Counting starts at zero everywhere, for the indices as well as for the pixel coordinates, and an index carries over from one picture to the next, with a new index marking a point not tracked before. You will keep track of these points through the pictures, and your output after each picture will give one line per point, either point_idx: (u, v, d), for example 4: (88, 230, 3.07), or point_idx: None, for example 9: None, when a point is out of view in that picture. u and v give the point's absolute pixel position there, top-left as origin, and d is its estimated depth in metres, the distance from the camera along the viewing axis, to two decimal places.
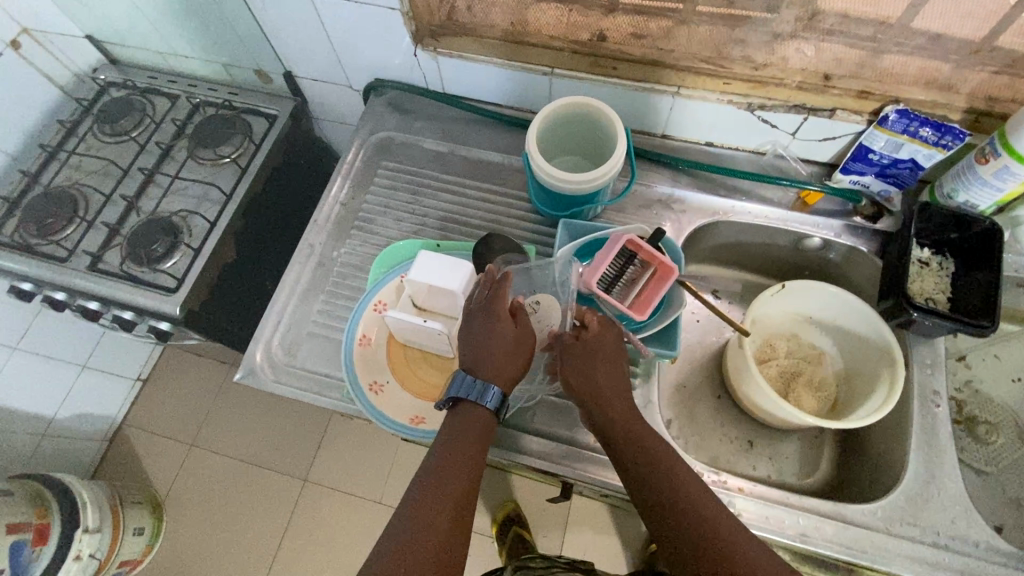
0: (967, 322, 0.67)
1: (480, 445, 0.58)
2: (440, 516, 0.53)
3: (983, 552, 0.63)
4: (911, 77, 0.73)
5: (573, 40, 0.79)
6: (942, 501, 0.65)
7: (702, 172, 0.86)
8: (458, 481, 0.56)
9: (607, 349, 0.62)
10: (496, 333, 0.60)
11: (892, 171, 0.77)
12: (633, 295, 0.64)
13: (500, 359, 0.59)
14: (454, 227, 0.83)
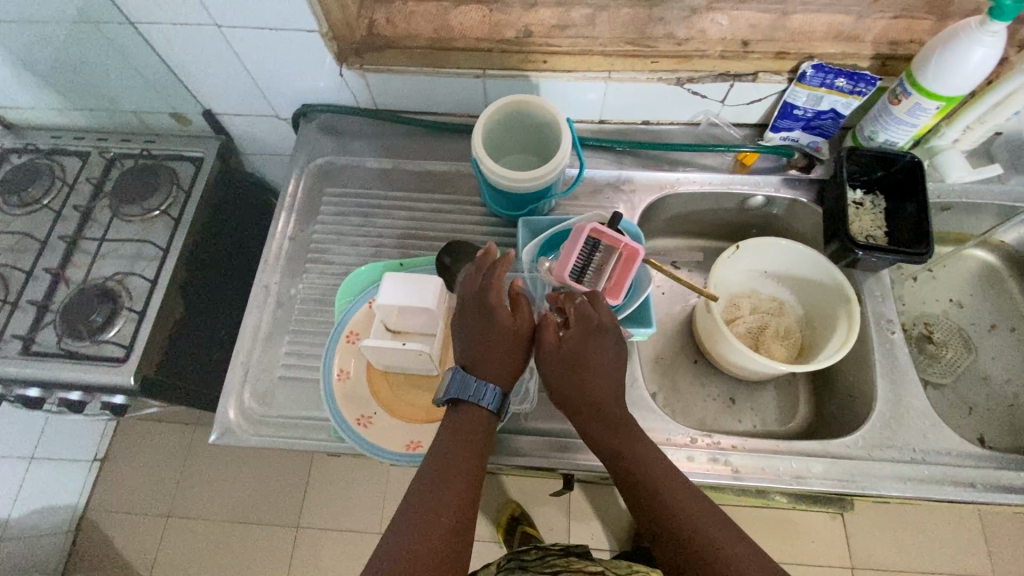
0: (906, 251, 0.72)
1: (482, 445, 0.58)
2: (442, 518, 0.53)
3: (954, 458, 0.68)
4: (820, 33, 0.77)
5: (499, 39, 0.79)
6: (913, 419, 0.70)
7: (644, 150, 0.88)
8: (460, 483, 0.56)
9: (588, 355, 0.60)
10: (494, 327, 0.60)
11: (817, 122, 0.82)
12: (607, 280, 0.64)
13: (496, 357, 0.59)
14: (412, 243, 0.82)
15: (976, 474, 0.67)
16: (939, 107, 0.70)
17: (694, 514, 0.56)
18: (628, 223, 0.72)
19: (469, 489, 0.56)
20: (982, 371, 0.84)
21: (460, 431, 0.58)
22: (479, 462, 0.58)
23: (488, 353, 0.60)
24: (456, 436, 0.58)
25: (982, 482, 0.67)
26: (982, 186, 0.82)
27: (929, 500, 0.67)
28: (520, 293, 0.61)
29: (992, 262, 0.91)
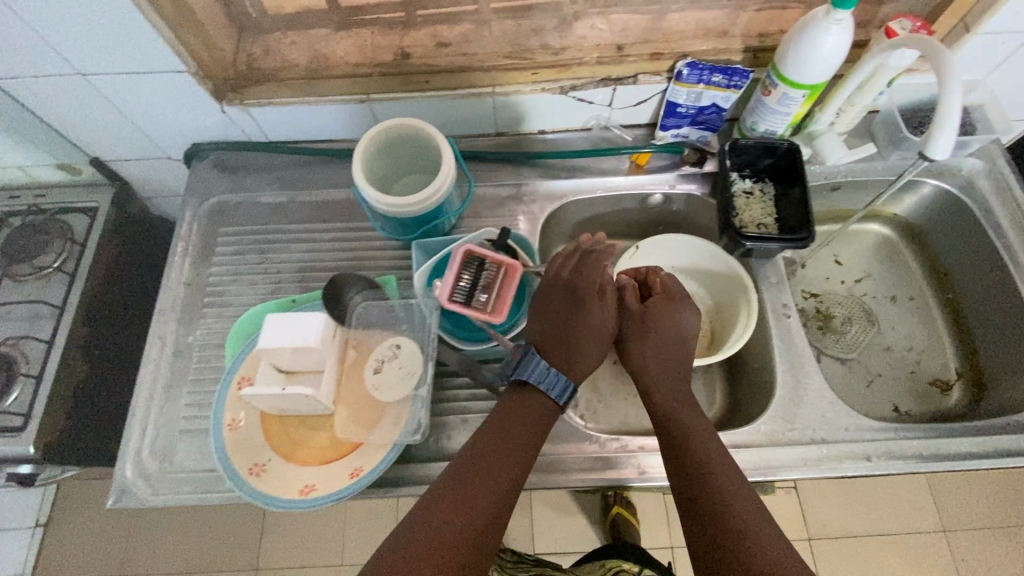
0: (791, 237, 0.74)
1: (533, 428, 0.62)
2: (474, 502, 0.56)
3: (853, 435, 0.70)
4: (691, 32, 0.79)
5: (378, 63, 0.78)
6: (811, 400, 0.72)
7: (542, 159, 0.88)
8: (505, 468, 0.59)
9: (669, 327, 0.73)
10: (585, 316, 0.70)
11: (703, 117, 0.83)
12: (501, 291, 0.64)
13: (591, 339, 0.70)
14: (313, 276, 0.81)
15: (875, 448, 0.69)
16: (805, 95, 0.72)
17: (731, 490, 0.60)
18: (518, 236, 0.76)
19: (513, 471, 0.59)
20: (883, 341, 0.88)
21: (522, 412, 0.62)
22: (522, 449, 0.60)
23: (576, 334, 0.70)
24: (513, 416, 0.62)
25: (880, 455, 0.68)
26: (865, 165, 0.84)
27: (834, 479, 0.68)
28: (608, 286, 0.72)
29: (888, 234, 0.94)
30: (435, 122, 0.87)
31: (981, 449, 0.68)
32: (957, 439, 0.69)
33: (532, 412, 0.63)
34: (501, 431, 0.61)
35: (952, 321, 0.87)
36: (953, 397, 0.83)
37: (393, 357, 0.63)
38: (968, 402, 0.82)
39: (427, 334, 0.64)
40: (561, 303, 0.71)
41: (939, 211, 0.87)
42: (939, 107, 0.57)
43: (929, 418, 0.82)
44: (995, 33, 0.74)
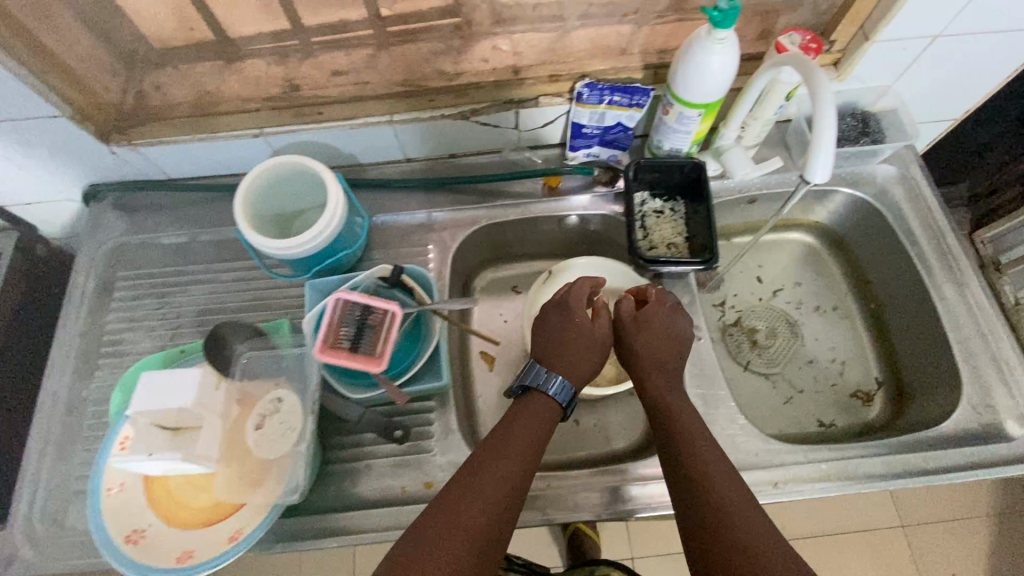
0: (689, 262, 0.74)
1: (546, 428, 0.63)
2: (488, 499, 0.55)
3: (761, 460, 0.69)
4: (589, 51, 0.77)
5: (266, 97, 0.75)
6: (721, 425, 0.71)
7: (453, 185, 0.86)
8: (511, 466, 0.58)
9: (663, 330, 0.69)
10: (574, 328, 0.69)
11: (610, 137, 0.81)
12: (383, 336, 0.61)
13: (581, 352, 0.68)
14: (214, 320, 0.78)
15: (783, 472, 0.67)
16: (701, 114, 0.70)
17: (726, 491, 0.56)
18: (417, 269, 0.70)
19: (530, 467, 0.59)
20: (806, 353, 0.87)
21: (534, 413, 0.64)
22: (538, 448, 0.61)
23: (565, 346, 0.68)
24: (526, 417, 0.63)
25: (788, 480, 0.67)
26: (779, 176, 0.83)
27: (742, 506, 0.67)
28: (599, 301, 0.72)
29: (811, 242, 0.93)
30: (339, 153, 0.84)
31: (888, 468, 0.67)
32: (864, 459, 0.67)
33: (544, 414, 0.64)
34: (517, 429, 0.61)
35: (874, 329, 0.86)
36: (875, 408, 0.83)
37: (275, 411, 0.61)
38: (889, 413, 0.81)
39: (308, 386, 0.62)
40: (554, 321, 0.71)
41: (858, 219, 0.86)
42: (817, 134, 0.56)
43: (851, 431, 0.82)
44: (895, 40, 0.72)
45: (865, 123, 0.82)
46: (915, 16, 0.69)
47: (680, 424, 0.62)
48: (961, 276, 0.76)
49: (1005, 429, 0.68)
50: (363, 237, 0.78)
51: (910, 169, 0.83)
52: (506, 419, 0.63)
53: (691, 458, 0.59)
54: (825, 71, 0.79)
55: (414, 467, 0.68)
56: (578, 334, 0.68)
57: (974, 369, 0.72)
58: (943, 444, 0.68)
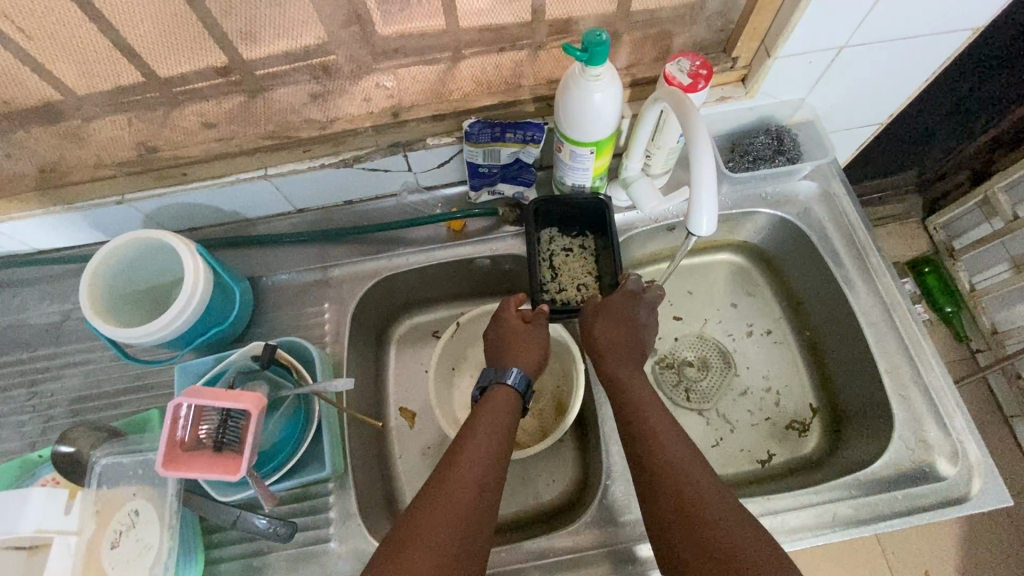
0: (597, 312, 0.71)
1: (509, 419, 0.61)
2: (460, 485, 0.52)
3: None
4: (474, 86, 0.71)
5: (120, 162, 0.68)
6: None
7: (348, 237, 0.79)
8: (482, 455, 0.55)
9: (621, 306, 0.67)
10: (513, 330, 0.68)
11: (510, 174, 0.75)
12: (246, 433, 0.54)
13: (521, 348, 0.66)
14: (88, 407, 0.71)
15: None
16: (593, 152, 0.65)
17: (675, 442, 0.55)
18: (288, 338, 0.66)
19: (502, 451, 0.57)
20: (740, 383, 0.82)
21: (497, 405, 0.61)
22: (507, 434, 0.59)
23: (508, 346, 0.67)
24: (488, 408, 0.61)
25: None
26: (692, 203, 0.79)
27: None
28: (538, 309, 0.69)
29: (741, 262, 0.88)
30: (221, 211, 0.77)
31: (819, 520, 0.63)
32: (793, 512, 0.63)
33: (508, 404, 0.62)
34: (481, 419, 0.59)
35: (809, 353, 0.82)
36: (813, 439, 0.78)
37: (131, 526, 0.55)
38: (827, 444, 0.77)
39: (167, 492, 0.57)
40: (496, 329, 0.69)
41: (783, 240, 0.81)
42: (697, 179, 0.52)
43: (790, 465, 0.77)
44: (799, 54, 0.67)
45: (780, 140, 0.76)
46: (814, 30, 0.64)
47: (624, 401, 0.61)
48: (887, 297, 0.72)
49: (937, 467, 0.64)
50: (245, 307, 0.73)
51: (830, 185, 0.79)
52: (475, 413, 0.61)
53: (638, 425, 0.58)
54: (732, 88, 0.74)
55: (310, 560, 0.62)
56: (514, 332, 0.67)
57: (905, 402, 0.67)
58: (876, 488, 0.64)
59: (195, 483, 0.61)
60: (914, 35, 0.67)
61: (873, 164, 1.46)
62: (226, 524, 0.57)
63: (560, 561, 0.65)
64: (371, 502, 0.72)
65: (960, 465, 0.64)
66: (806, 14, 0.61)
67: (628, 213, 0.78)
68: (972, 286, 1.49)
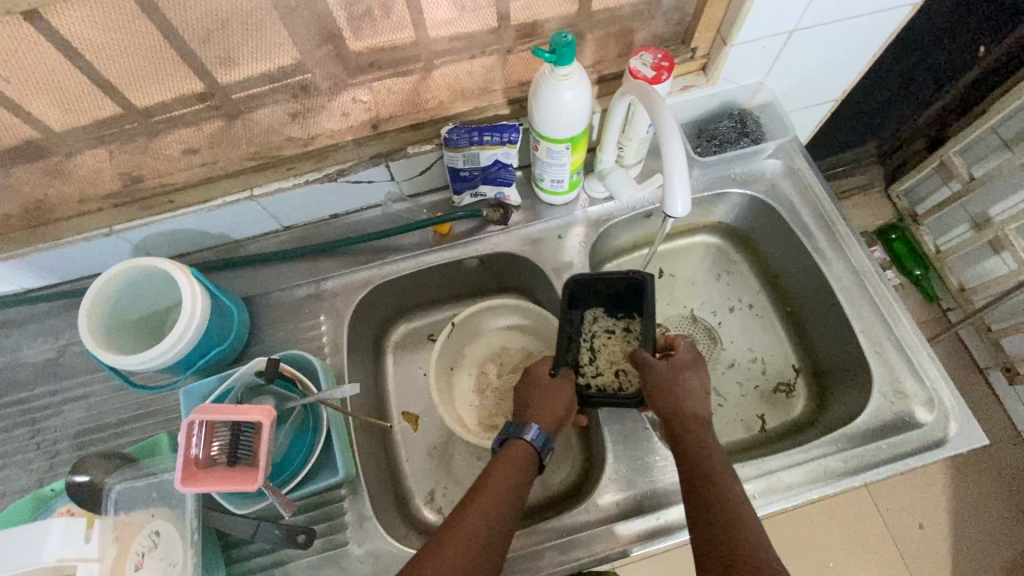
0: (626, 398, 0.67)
1: (524, 476, 0.61)
2: (476, 529, 0.54)
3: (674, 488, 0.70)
4: (447, 95, 0.74)
5: (108, 194, 0.70)
6: None
7: (339, 249, 0.81)
8: (488, 515, 0.56)
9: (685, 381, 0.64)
10: (541, 388, 0.67)
11: (490, 175, 0.78)
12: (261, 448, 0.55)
13: (547, 407, 0.65)
14: (93, 439, 0.71)
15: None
16: (569, 147, 0.68)
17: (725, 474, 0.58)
18: (291, 352, 0.68)
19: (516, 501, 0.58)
20: (727, 357, 0.86)
21: (513, 460, 0.61)
22: (518, 490, 0.59)
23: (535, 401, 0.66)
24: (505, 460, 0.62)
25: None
26: None
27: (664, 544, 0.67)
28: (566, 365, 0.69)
29: (717, 242, 0.92)
30: (210, 235, 0.78)
31: (811, 475, 0.66)
32: (786, 470, 0.66)
33: (523, 457, 0.62)
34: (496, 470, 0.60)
35: (790, 324, 0.86)
36: (800, 404, 0.82)
37: (151, 548, 0.57)
38: (813, 409, 0.81)
39: (186, 509, 0.58)
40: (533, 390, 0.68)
41: (755, 217, 0.85)
42: (668, 161, 0.55)
43: (780, 431, 0.81)
44: (753, 40, 0.71)
45: (743, 123, 0.81)
46: (764, 18, 0.68)
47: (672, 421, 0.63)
48: (857, 262, 0.76)
49: (916, 415, 0.68)
50: (241, 326, 0.74)
51: (794, 161, 0.83)
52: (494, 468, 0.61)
53: (691, 445, 0.61)
54: (693, 77, 0.78)
55: (331, 564, 0.64)
56: (546, 390, 0.66)
57: (882, 357, 0.71)
58: (861, 441, 0.68)
59: (210, 500, 0.63)
60: (858, 15, 0.72)
61: (834, 139, 1.52)
62: (245, 536, 0.59)
63: (571, 541, 0.68)
64: (383, 504, 0.74)
65: (936, 410, 0.68)
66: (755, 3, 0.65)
67: (607, 202, 0.82)
68: (937, 247, 1.57)
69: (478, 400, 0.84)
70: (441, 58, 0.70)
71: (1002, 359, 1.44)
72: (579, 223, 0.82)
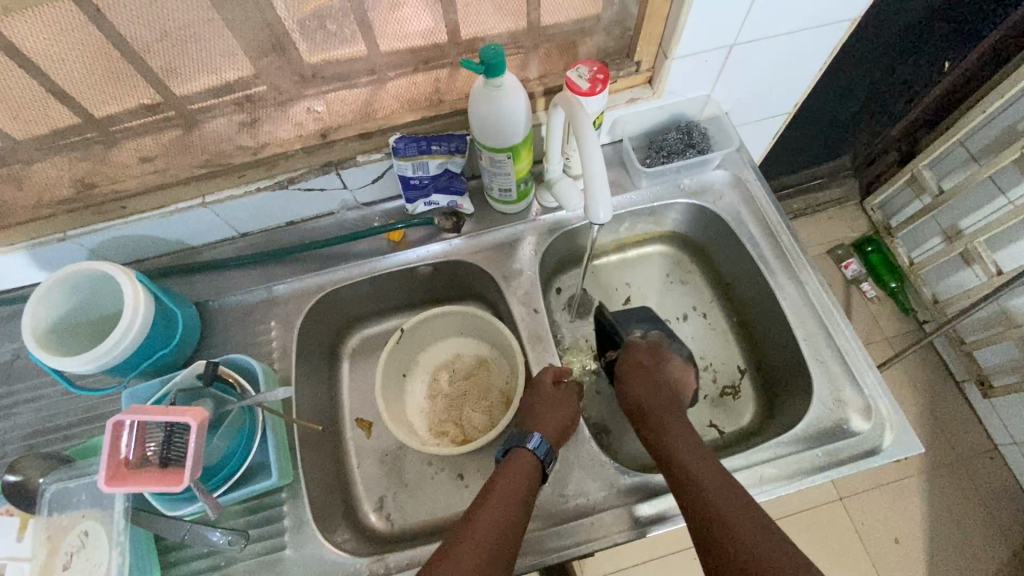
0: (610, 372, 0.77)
1: (529, 483, 0.63)
2: (490, 526, 0.58)
3: (618, 492, 0.69)
4: (397, 105, 0.75)
5: (59, 200, 0.71)
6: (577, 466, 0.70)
7: (292, 256, 0.82)
8: (503, 513, 0.59)
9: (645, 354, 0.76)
10: (540, 398, 0.72)
11: (441, 183, 0.79)
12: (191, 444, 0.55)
13: (547, 416, 0.69)
14: (40, 442, 0.72)
15: (659, 500, 0.68)
16: (510, 156, 0.70)
17: (721, 490, 0.58)
18: (237, 357, 0.69)
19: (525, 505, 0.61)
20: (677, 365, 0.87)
21: (521, 466, 0.64)
22: (525, 492, 0.62)
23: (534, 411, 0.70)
24: (510, 473, 0.64)
25: (666, 504, 0.67)
26: (618, 201, 0.85)
27: (640, 539, 0.67)
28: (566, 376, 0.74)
29: (671, 250, 0.93)
30: (165, 241, 0.79)
31: (748, 481, 0.66)
32: None
33: (526, 467, 0.65)
34: (501, 480, 0.63)
35: (741, 334, 0.86)
36: (749, 413, 0.82)
37: (81, 546, 0.57)
38: (760, 418, 0.81)
39: (115, 510, 0.59)
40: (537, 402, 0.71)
41: (705, 226, 0.87)
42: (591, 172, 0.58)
43: (728, 440, 0.81)
44: (693, 54, 0.73)
45: (691, 134, 0.82)
46: (702, 31, 0.70)
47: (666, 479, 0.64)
48: (799, 272, 0.77)
49: (852, 424, 0.68)
50: (189, 328, 0.75)
51: (742, 171, 0.84)
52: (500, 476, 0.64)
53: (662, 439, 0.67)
54: (640, 90, 0.79)
55: (267, 569, 0.64)
56: (546, 400, 0.71)
57: (821, 366, 0.72)
58: (799, 447, 0.68)
59: (143, 501, 0.63)
60: (796, 30, 0.74)
61: (807, 153, 1.54)
62: (176, 538, 0.60)
63: None
64: (328, 508, 0.74)
65: (872, 419, 0.68)
66: (688, 17, 0.67)
67: (556, 211, 0.83)
68: (911, 260, 1.58)
69: (429, 406, 0.84)
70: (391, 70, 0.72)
71: (975, 371, 1.44)
72: (530, 233, 0.84)
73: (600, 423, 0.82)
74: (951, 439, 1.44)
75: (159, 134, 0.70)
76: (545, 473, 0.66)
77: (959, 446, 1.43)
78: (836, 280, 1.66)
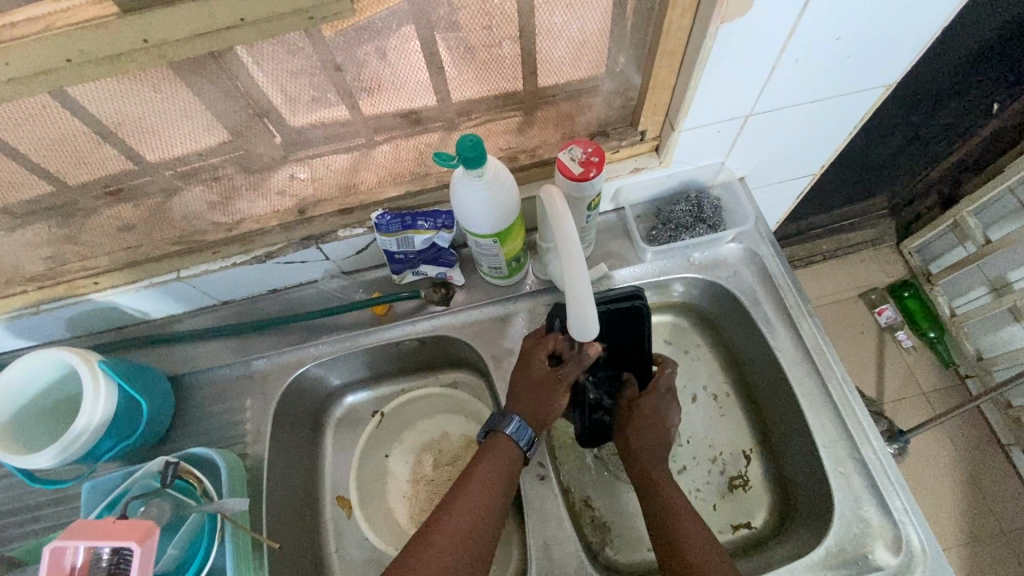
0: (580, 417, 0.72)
1: (511, 467, 0.63)
2: (461, 520, 0.58)
3: None
4: (380, 181, 0.71)
5: (32, 276, 0.69)
6: None
7: (273, 329, 0.78)
8: (480, 502, 0.60)
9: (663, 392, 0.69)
10: (528, 373, 0.66)
11: (428, 256, 0.74)
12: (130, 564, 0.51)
13: (532, 401, 0.65)
14: (6, 524, 0.69)
15: None
16: (497, 241, 0.64)
17: (697, 543, 0.59)
18: (200, 449, 0.66)
19: (502, 492, 0.61)
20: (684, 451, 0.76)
21: (498, 452, 0.63)
22: (505, 483, 0.62)
23: (523, 392, 0.65)
24: (489, 458, 0.63)
25: None
26: (620, 274, 0.78)
27: None
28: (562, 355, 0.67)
29: (680, 321, 0.84)
30: (143, 312, 0.77)
31: None
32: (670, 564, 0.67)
33: (506, 449, 0.64)
34: (481, 465, 0.63)
35: (754, 421, 0.78)
36: (761, 512, 0.73)
37: None
38: (773, 522, 0.72)
39: None
40: (533, 378, 0.65)
41: (718, 303, 0.80)
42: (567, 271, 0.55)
43: (738, 545, 0.72)
44: (704, 124, 0.66)
45: (701, 208, 0.76)
46: (710, 106, 0.63)
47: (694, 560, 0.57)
48: (822, 366, 0.70)
49: (877, 556, 0.61)
50: (161, 406, 0.72)
51: (757, 246, 0.77)
52: (483, 462, 0.63)
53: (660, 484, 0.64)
54: (645, 159, 0.73)
55: None
56: (533, 381, 0.65)
57: (844, 478, 0.64)
58: (818, 570, 0.61)
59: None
60: (820, 99, 0.66)
61: (838, 196, 1.44)
62: None
63: None
64: None
65: (902, 553, 0.60)
66: (696, 93, 0.61)
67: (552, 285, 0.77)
68: (952, 310, 1.45)
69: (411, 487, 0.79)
70: (375, 145, 0.68)
71: None
72: (523, 309, 0.78)
73: (598, 518, 0.75)
74: (995, 511, 1.31)
75: (131, 211, 0.67)
76: (525, 457, 0.65)
77: (1004, 518, 1.30)
78: (869, 326, 1.53)
